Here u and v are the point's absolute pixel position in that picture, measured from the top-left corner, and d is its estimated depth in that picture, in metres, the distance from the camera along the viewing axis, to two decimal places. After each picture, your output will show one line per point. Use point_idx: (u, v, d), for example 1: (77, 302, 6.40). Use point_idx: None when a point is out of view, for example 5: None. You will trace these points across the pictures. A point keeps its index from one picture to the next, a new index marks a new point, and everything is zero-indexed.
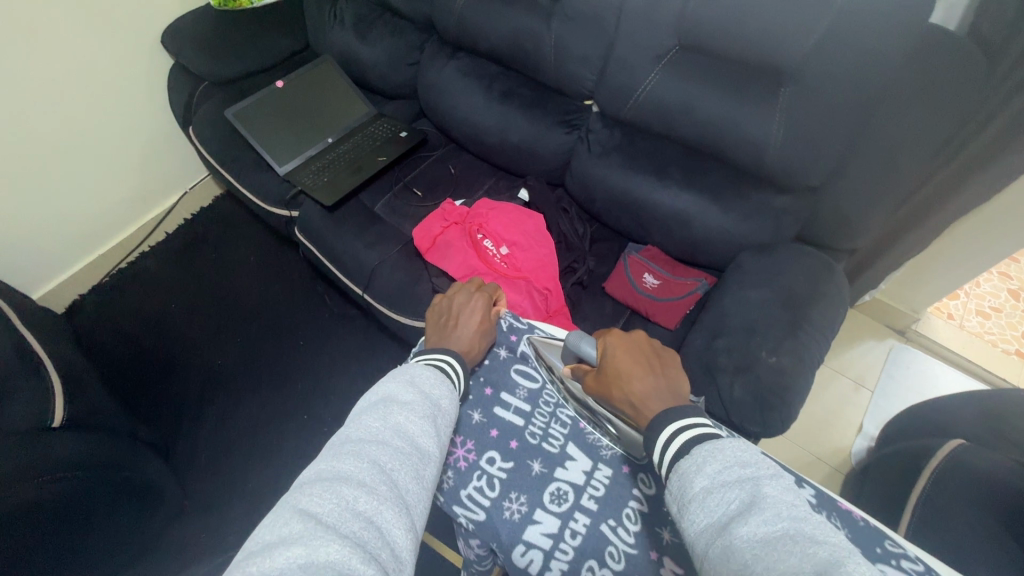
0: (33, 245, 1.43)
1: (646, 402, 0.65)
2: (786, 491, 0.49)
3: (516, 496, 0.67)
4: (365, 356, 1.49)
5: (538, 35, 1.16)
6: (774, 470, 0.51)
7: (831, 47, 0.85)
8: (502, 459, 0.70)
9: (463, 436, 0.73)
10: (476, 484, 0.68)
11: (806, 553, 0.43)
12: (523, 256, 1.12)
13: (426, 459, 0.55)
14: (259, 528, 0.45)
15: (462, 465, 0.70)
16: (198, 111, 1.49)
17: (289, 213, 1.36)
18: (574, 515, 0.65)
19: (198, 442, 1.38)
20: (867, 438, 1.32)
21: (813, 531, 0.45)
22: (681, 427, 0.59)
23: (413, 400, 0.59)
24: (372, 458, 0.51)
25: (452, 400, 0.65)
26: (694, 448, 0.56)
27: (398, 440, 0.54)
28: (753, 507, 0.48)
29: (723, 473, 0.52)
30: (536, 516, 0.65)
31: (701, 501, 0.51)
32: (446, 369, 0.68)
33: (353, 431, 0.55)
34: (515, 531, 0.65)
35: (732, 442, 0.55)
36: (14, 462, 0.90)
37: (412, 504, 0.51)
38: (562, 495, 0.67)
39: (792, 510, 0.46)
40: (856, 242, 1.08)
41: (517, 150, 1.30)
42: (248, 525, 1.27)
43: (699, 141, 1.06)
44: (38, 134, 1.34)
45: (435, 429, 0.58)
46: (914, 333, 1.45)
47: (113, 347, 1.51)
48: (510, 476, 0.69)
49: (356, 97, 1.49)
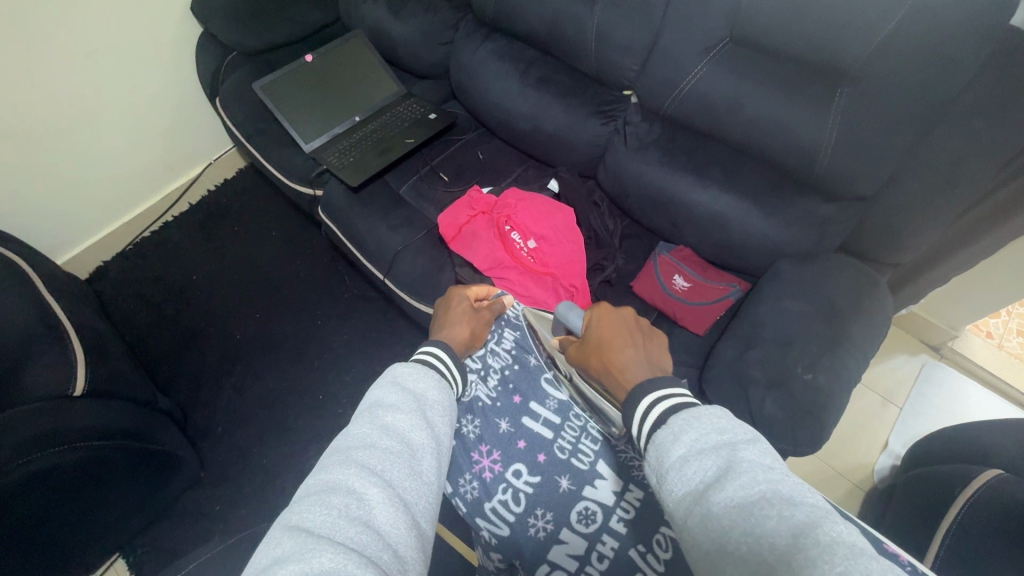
0: (58, 209, 1.44)
1: (625, 371, 0.64)
2: (764, 455, 0.47)
3: (541, 513, 0.66)
4: (382, 340, 1.48)
5: (580, 20, 1.11)
6: (751, 433, 0.50)
7: (903, 46, 0.78)
8: (529, 472, 0.69)
9: (489, 446, 0.72)
10: (501, 497, 0.68)
11: (782, 514, 0.42)
12: (551, 251, 1.09)
13: (418, 452, 0.53)
14: (254, 554, 0.43)
15: (487, 477, 0.70)
16: (226, 82, 1.46)
17: (313, 192, 1.34)
18: (602, 537, 0.63)
19: (215, 413, 1.39)
20: (892, 456, 1.27)
21: (791, 492, 0.44)
22: (660, 397, 0.57)
23: (397, 400, 0.57)
24: (360, 463, 0.49)
25: (442, 390, 0.62)
26: (671, 417, 0.54)
27: (387, 440, 0.52)
28: (730, 473, 0.46)
29: (699, 440, 0.50)
30: (562, 536, 0.64)
31: (677, 469, 0.49)
32: (437, 367, 0.65)
33: (340, 441, 0.53)
34: (540, 550, 0.64)
35: (708, 408, 0.53)
36: (32, 430, 0.90)
37: (412, 502, 0.49)
38: (589, 516, 0.64)
39: (768, 475, 0.45)
40: (903, 256, 1.02)
41: (550, 139, 1.25)
42: (258, 501, 1.27)
43: (743, 140, 1.02)
44: (67, 99, 1.33)
45: (425, 422, 0.56)
46: (950, 351, 1.40)
47: (135, 314, 1.53)
48: (536, 492, 0.67)
49: (386, 75, 1.45)
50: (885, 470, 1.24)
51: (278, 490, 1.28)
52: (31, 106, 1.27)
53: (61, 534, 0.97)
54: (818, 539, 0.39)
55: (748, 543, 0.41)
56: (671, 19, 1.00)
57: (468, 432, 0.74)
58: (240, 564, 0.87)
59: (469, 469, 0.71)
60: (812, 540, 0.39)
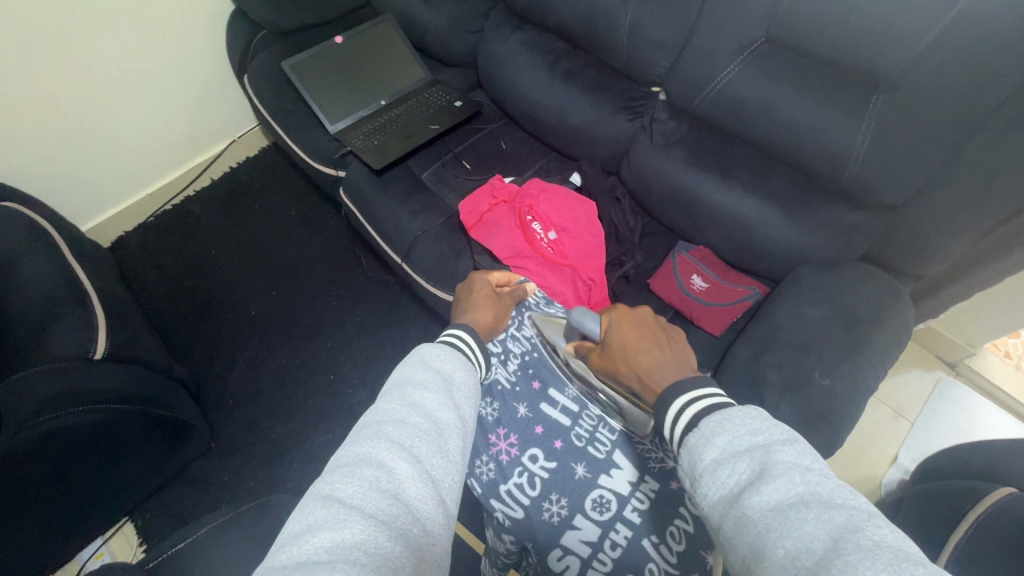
0: (84, 177, 1.46)
1: (653, 377, 0.63)
2: (800, 456, 0.47)
3: (556, 499, 0.66)
4: (395, 324, 1.48)
5: (614, 14, 1.10)
6: (787, 434, 0.50)
7: (942, 56, 0.77)
8: (545, 457, 0.70)
9: (507, 429, 0.73)
10: (517, 480, 0.69)
11: (820, 518, 0.42)
12: (571, 243, 1.08)
13: (446, 431, 0.53)
14: (288, 521, 0.44)
15: (504, 459, 0.71)
16: (255, 60, 1.47)
17: (335, 172, 1.35)
18: (616, 525, 0.63)
19: (227, 386, 1.41)
20: (902, 470, 1.26)
21: (829, 493, 0.43)
22: (693, 398, 0.57)
23: (424, 378, 0.58)
24: (390, 437, 0.50)
25: (468, 372, 0.62)
26: (703, 420, 0.54)
27: (415, 416, 0.53)
28: (765, 476, 0.46)
29: (733, 443, 0.50)
30: (576, 522, 0.65)
31: (711, 474, 0.50)
32: (462, 351, 0.66)
33: (369, 416, 0.53)
34: (553, 534, 0.65)
35: (742, 409, 0.53)
36: (55, 389, 0.93)
37: (439, 478, 0.49)
38: (604, 504, 0.65)
39: (805, 476, 0.45)
40: (927, 269, 1.01)
41: (575, 132, 1.25)
42: (266, 474, 1.29)
43: (773, 142, 1.01)
44: (98, 68, 1.35)
45: (452, 401, 0.57)
46: (965, 369, 1.38)
47: (155, 284, 1.55)
48: (551, 477, 0.68)
49: (414, 61, 1.45)
50: (894, 484, 1.24)
51: (286, 466, 1.30)
52: (64, 73, 1.29)
53: (70, 492, 1.00)
54: (858, 542, 0.39)
55: (785, 547, 0.41)
56: (706, 16, 0.99)
57: (487, 414, 0.75)
58: (247, 531, 0.89)
59: (486, 451, 0.73)
60: (852, 544, 0.39)
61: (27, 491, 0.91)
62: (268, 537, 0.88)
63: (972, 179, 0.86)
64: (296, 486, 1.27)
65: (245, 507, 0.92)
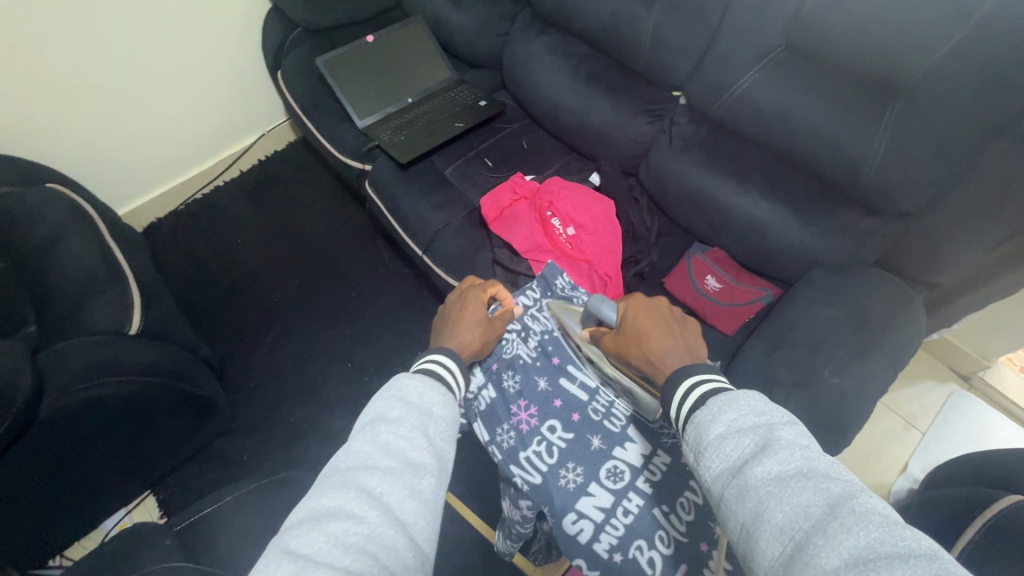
0: (121, 164, 1.53)
1: (663, 361, 0.64)
2: (800, 437, 0.49)
3: (572, 466, 0.71)
4: (412, 316, 1.52)
5: (637, 20, 1.14)
6: (788, 416, 0.52)
7: (959, 66, 0.79)
8: (563, 429, 0.75)
9: (528, 401, 0.78)
10: (535, 448, 0.73)
11: (818, 487, 0.44)
12: (589, 239, 1.11)
13: (420, 471, 0.52)
14: None
15: (524, 428, 0.76)
16: (288, 56, 1.53)
17: (362, 166, 1.40)
18: (629, 494, 0.68)
19: (248, 369, 1.45)
20: (911, 479, 1.26)
21: (826, 468, 0.46)
22: (698, 381, 0.59)
23: (401, 415, 0.56)
24: (359, 486, 0.49)
25: (448, 406, 0.61)
26: (709, 399, 0.56)
27: (386, 460, 0.52)
28: (768, 449, 0.48)
29: (738, 420, 0.52)
30: (590, 489, 0.69)
31: (716, 447, 0.51)
32: (443, 377, 0.64)
33: (341, 459, 0.52)
34: (569, 499, 0.69)
35: (747, 393, 0.55)
36: (96, 357, 0.99)
37: (410, 523, 0.49)
38: (618, 474, 0.70)
39: (805, 453, 0.47)
40: (942, 277, 1.02)
41: (595, 134, 1.28)
42: (283, 455, 1.33)
43: (791, 147, 1.03)
44: (139, 60, 1.42)
45: (427, 438, 0.55)
46: (979, 382, 1.38)
47: (183, 268, 1.61)
48: (568, 447, 0.73)
49: (441, 61, 1.50)
50: (903, 493, 1.24)
51: (302, 448, 1.33)
52: (108, 63, 1.36)
53: (100, 459, 1.05)
54: (853, 508, 0.42)
55: (784, 513, 0.44)
56: (728, 23, 1.02)
57: (509, 386, 0.80)
58: (266, 503, 0.92)
59: (507, 420, 0.77)
60: (848, 509, 0.42)
61: (57, 455, 0.96)
62: (288, 507, 0.92)
63: (987, 188, 0.87)
64: (312, 468, 1.31)
65: (265, 481, 0.96)
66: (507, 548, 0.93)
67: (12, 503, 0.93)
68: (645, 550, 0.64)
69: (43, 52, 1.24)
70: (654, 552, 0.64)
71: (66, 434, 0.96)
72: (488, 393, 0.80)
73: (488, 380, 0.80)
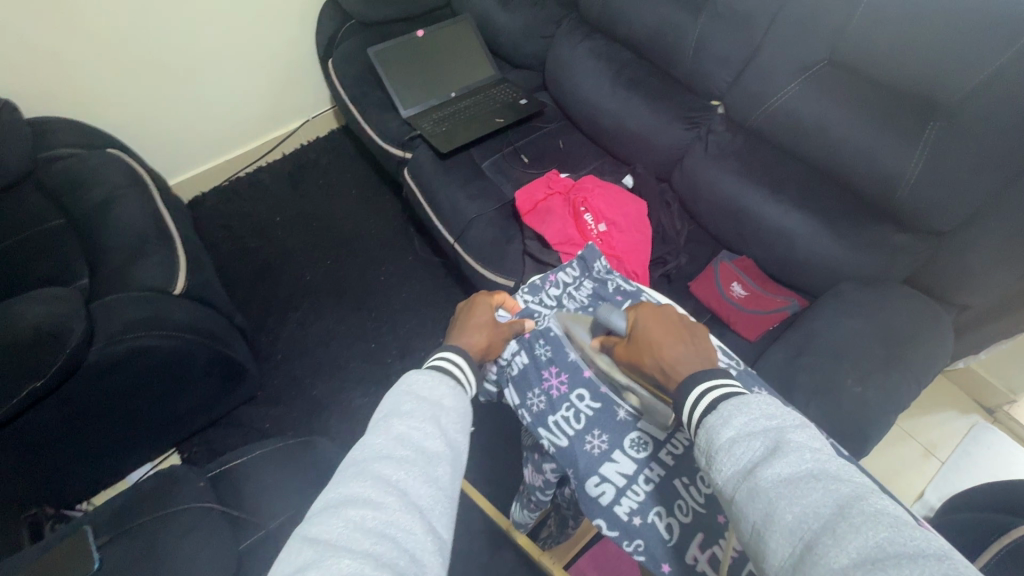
0: (173, 139, 1.61)
1: (677, 367, 0.65)
2: (810, 439, 0.49)
3: (598, 433, 0.74)
4: (438, 303, 1.56)
5: (682, 29, 1.17)
6: (799, 420, 0.52)
7: (1003, 86, 0.80)
8: (591, 398, 0.76)
9: (559, 368, 0.80)
10: (564, 414, 0.76)
11: (828, 488, 0.44)
12: (619, 237, 1.14)
13: (434, 459, 0.52)
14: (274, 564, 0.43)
15: (554, 395, 0.78)
16: (341, 46, 1.59)
17: (402, 154, 1.45)
18: (651, 464, 0.70)
19: (277, 342, 1.50)
20: (926, 507, 1.25)
21: (837, 470, 0.46)
22: (711, 386, 0.58)
23: (412, 407, 0.56)
24: (377, 474, 0.49)
25: (458, 396, 0.61)
26: (721, 403, 0.56)
27: (402, 449, 0.51)
28: (777, 451, 0.48)
29: (748, 424, 0.52)
30: (614, 456, 0.72)
31: (727, 450, 0.51)
32: (454, 372, 0.64)
33: (357, 451, 0.52)
34: (592, 464, 0.71)
35: (759, 397, 0.54)
36: (139, 313, 1.04)
37: (427, 508, 0.48)
38: (642, 443, 0.72)
39: (817, 454, 0.47)
40: (973, 300, 1.02)
41: (631, 137, 1.31)
42: (304, 426, 1.37)
43: (826, 160, 1.05)
44: (200, 41, 1.50)
45: (440, 428, 0.55)
46: (1004, 416, 1.35)
47: (221, 242, 1.68)
48: (595, 414, 0.75)
49: (485, 60, 1.55)
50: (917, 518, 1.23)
51: (323, 421, 1.37)
52: (171, 40, 1.45)
53: (136, 410, 1.10)
54: (863, 508, 0.42)
55: (794, 513, 0.43)
56: (774, 35, 1.04)
57: (541, 353, 0.81)
58: (292, 463, 0.95)
59: (538, 385, 0.79)
60: (857, 510, 0.42)
61: (103, 400, 1.02)
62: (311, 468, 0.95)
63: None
64: (331, 441, 1.35)
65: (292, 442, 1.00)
66: (522, 521, 1.00)
67: (57, 439, 1.00)
68: (664, 517, 0.67)
69: (118, 25, 1.33)
70: (673, 520, 0.66)
71: (110, 383, 1.01)
72: (521, 358, 0.81)
73: (521, 347, 0.82)
